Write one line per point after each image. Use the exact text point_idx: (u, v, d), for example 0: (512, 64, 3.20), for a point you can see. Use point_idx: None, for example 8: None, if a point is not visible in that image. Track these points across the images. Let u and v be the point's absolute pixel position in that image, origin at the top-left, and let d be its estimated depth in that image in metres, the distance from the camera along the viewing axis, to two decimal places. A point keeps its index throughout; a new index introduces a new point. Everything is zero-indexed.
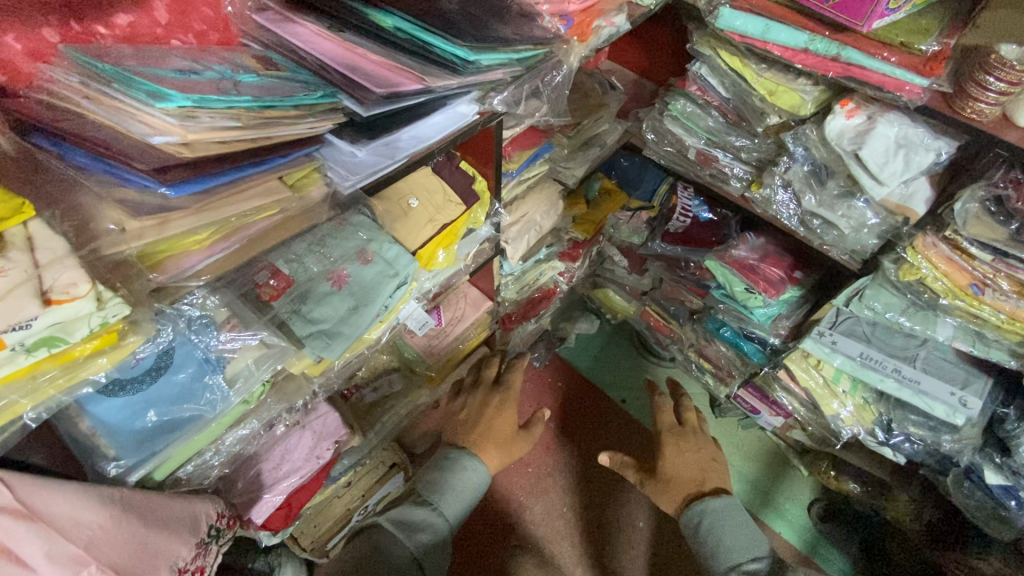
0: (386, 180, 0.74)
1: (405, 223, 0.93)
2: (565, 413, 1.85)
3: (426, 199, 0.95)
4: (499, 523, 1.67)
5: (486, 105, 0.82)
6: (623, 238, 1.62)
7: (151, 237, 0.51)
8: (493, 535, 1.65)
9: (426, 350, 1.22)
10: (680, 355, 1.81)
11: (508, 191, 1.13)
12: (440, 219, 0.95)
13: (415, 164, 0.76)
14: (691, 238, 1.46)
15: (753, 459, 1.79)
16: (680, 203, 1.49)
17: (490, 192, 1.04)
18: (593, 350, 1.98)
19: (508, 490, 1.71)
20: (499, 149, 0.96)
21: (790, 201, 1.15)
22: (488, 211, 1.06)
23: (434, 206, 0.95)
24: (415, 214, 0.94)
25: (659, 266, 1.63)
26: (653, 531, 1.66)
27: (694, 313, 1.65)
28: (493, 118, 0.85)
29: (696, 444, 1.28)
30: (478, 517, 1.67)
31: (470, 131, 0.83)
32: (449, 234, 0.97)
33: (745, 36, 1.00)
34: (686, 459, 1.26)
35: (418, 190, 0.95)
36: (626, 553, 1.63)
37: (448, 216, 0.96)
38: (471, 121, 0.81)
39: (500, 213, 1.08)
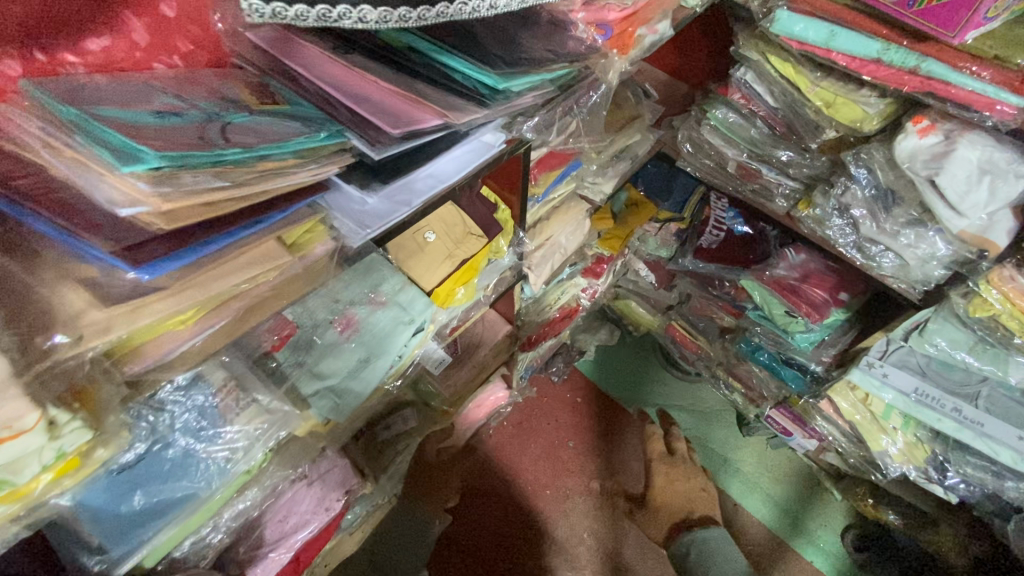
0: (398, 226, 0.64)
1: (421, 261, 0.83)
2: (584, 431, 1.76)
3: (443, 234, 0.86)
4: (506, 538, 1.59)
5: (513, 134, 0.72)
6: (650, 251, 1.52)
7: (121, 329, 0.42)
8: (500, 552, 1.57)
9: (443, 383, 1.16)
10: (707, 372, 1.72)
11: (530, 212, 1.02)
12: (459, 256, 0.85)
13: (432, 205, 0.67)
14: (725, 256, 1.35)
15: (783, 481, 1.71)
16: (714, 215, 1.38)
17: (514, 222, 0.94)
18: (613, 363, 1.89)
19: (519, 505, 1.64)
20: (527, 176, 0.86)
21: (845, 226, 1.04)
22: (511, 240, 0.96)
23: (453, 239, 0.86)
24: (433, 250, 0.84)
25: (689, 282, 1.51)
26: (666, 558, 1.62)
27: (725, 332, 1.56)
28: (520, 145, 0.75)
29: (685, 477, 1.62)
30: (483, 530, 1.59)
31: (495, 163, 0.73)
32: (469, 272, 0.88)
33: (805, 43, 0.88)
34: (676, 490, 1.61)
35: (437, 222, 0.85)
36: None
37: (468, 252, 0.86)
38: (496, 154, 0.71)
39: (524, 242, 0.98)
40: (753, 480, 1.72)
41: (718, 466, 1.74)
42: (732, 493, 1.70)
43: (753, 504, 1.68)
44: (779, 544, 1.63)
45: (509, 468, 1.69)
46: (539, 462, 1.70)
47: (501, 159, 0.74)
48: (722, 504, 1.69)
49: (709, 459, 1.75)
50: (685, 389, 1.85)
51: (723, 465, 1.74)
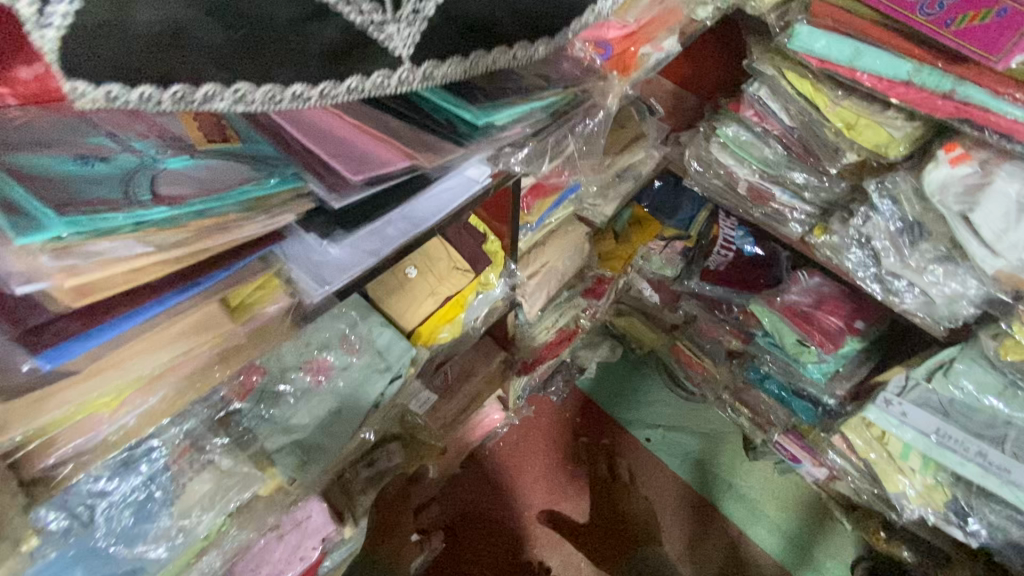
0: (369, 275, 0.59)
1: (402, 300, 0.77)
2: (582, 453, 1.70)
3: (428, 270, 0.79)
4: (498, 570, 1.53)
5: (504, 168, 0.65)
6: (655, 270, 1.44)
7: (23, 426, 0.38)
8: None
9: (431, 416, 1.09)
10: (713, 395, 1.65)
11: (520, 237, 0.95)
12: (443, 295, 0.79)
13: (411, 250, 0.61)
14: (733, 280, 1.29)
15: (790, 509, 1.65)
16: (721, 235, 1.31)
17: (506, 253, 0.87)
18: (614, 381, 1.82)
19: (513, 536, 1.57)
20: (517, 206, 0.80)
21: (865, 259, 0.96)
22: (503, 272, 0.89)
23: (437, 276, 0.78)
24: (416, 288, 0.77)
25: (695, 304, 1.44)
26: None
27: (732, 355, 1.48)
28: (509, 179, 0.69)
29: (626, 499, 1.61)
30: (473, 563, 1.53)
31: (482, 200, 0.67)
32: (454, 310, 0.81)
33: (826, 61, 0.80)
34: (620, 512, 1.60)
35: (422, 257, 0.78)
36: None
37: (451, 290, 0.79)
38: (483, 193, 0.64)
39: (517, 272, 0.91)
40: (758, 507, 1.65)
41: (722, 492, 1.67)
42: (736, 521, 1.64)
43: (759, 533, 1.62)
44: None
45: (503, 492, 1.62)
46: (536, 485, 1.64)
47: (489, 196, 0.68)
48: (726, 532, 1.62)
49: (713, 484, 1.68)
50: (689, 409, 1.78)
51: (727, 490, 1.67)
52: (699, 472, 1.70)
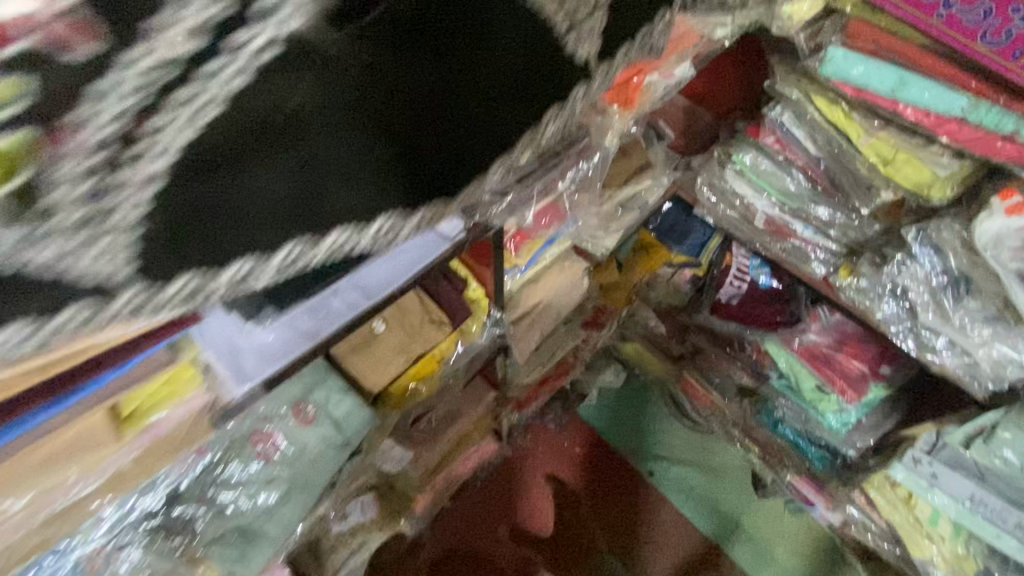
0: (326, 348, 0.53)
1: (367, 358, 0.67)
2: (580, 486, 1.60)
3: (396, 322, 0.68)
4: None
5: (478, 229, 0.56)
6: (661, 298, 1.34)
7: None
8: None
9: (412, 464, 1.00)
10: (721, 428, 1.54)
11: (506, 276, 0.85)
12: (414, 350, 0.68)
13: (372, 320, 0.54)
14: (747, 316, 1.18)
15: (800, 552, 1.55)
16: (734, 263, 1.20)
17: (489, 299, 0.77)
18: (616, 409, 1.72)
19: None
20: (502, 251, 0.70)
21: (898, 310, 0.86)
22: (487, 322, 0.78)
23: (407, 329, 0.68)
24: (381, 344, 0.67)
25: (703, 337, 1.31)
26: None
27: (743, 391, 1.37)
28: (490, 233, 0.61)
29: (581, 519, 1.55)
30: None
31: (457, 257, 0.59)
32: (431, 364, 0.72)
33: (863, 90, 0.69)
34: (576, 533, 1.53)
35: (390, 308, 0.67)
36: None
37: (424, 344, 0.69)
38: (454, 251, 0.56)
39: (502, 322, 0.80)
40: (767, 549, 1.55)
41: (728, 532, 1.57)
42: (742, 564, 1.54)
43: None
44: None
45: (496, 527, 1.54)
46: (531, 519, 1.55)
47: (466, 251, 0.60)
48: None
49: (719, 523, 1.58)
50: (695, 441, 1.68)
51: (734, 529, 1.58)
52: (705, 509, 1.60)
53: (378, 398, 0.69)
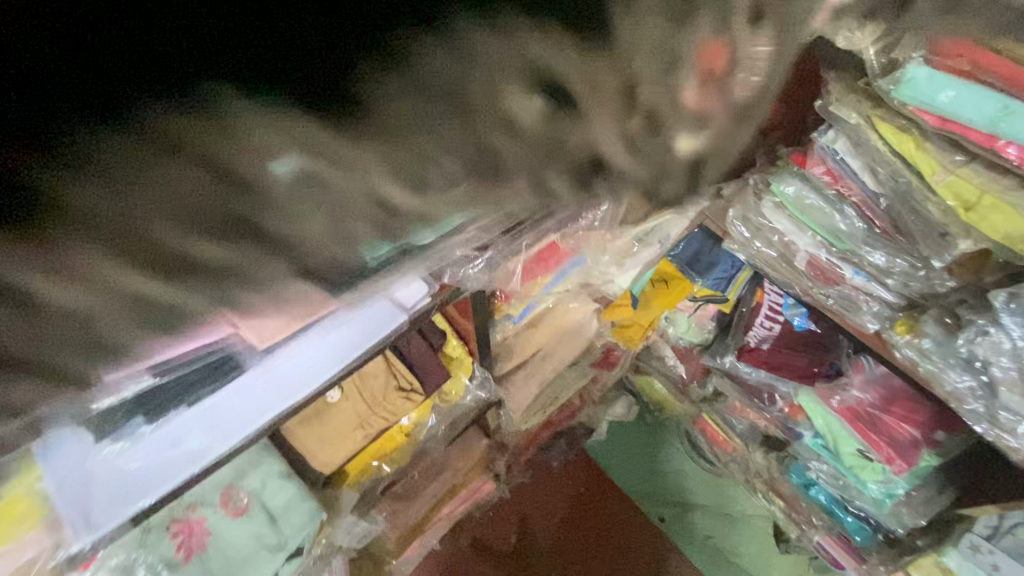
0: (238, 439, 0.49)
1: (320, 431, 0.58)
2: (582, 531, 1.48)
3: (356, 391, 0.58)
4: None
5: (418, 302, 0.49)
6: (679, 337, 1.19)
7: None
8: None
9: (388, 524, 0.88)
10: (741, 476, 1.40)
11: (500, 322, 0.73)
12: (370, 427, 0.59)
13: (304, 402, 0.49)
14: (779, 363, 1.03)
15: None
16: (765, 302, 1.07)
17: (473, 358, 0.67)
18: (626, 445, 1.58)
19: None
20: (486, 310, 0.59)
21: (975, 386, 0.71)
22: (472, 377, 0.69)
23: (369, 398, 0.59)
24: (337, 417, 0.58)
25: (725, 382, 1.15)
26: None
27: (768, 441, 1.23)
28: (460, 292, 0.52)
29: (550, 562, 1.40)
30: None
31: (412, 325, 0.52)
32: (389, 442, 0.65)
33: (945, 118, 0.59)
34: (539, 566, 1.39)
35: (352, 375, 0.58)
36: None
37: (383, 420, 0.60)
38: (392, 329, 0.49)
39: (487, 379, 0.71)
40: None
41: None
42: None
43: None
44: None
45: (491, 574, 1.41)
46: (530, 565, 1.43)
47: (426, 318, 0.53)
48: None
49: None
50: (711, 484, 1.53)
51: None
52: (720, 562, 1.46)
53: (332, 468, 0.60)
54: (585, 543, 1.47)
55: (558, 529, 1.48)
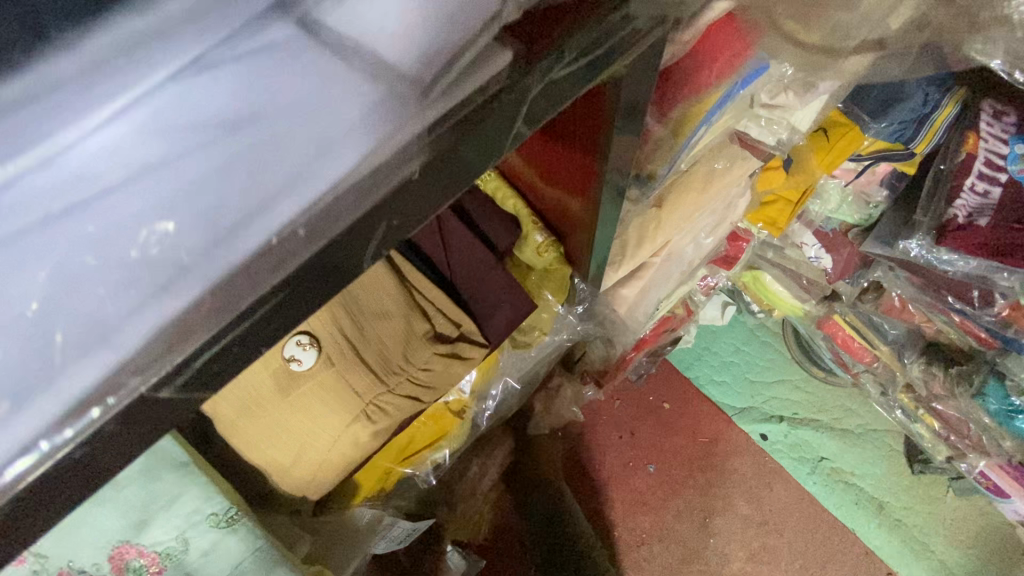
0: (119, 461, 0.22)
1: (293, 429, 0.39)
2: (671, 451, 1.24)
3: (348, 355, 0.39)
4: None
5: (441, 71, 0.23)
6: (827, 214, 0.87)
7: None
8: None
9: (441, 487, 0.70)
10: (877, 392, 1.10)
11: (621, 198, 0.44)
12: (378, 417, 0.40)
13: (224, 321, 0.22)
14: (1009, 246, 0.66)
15: (965, 543, 1.17)
16: (980, 154, 0.70)
17: (569, 266, 0.51)
18: (721, 353, 1.29)
19: None
20: (626, 117, 0.33)
21: None
22: (562, 284, 0.52)
23: (377, 366, 0.39)
24: (316, 399, 0.39)
25: (899, 274, 0.81)
26: None
27: (936, 347, 0.93)
28: (563, 102, 0.28)
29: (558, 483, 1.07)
30: None
31: (481, 160, 0.26)
32: (424, 438, 0.49)
33: None
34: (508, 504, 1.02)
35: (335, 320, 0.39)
36: None
37: (407, 397, 0.40)
38: (399, 132, 0.23)
39: (584, 289, 0.53)
40: (920, 541, 1.17)
41: (867, 515, 1.19)
42: (884, 556, 1.17)
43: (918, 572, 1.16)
44: None
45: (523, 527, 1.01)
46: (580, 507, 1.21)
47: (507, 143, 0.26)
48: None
49: (856, 505, 1.20)
50: (826, 397, 1.25)
51: (876, 513, 1.19)
52: (836, 485, 1.21)
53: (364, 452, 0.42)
54: (673, 469, 1.23)
55: (641, 453, 1.24)
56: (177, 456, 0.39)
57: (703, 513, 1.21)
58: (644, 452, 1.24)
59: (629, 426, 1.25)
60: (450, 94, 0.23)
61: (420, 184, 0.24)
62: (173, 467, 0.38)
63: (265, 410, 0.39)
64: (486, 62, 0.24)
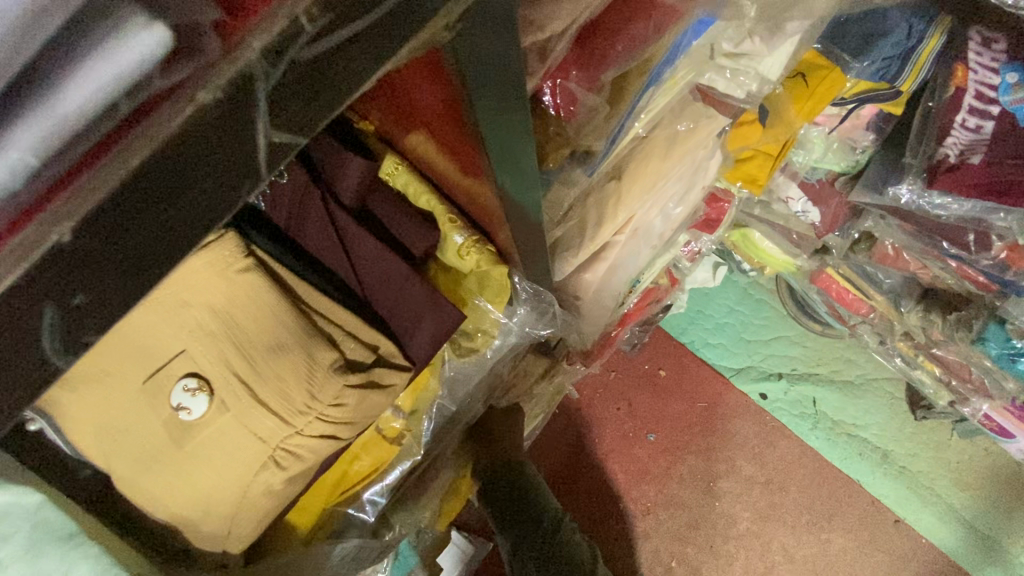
0: None
1: (193, 480, 0.37)
2: (670, 419, 1.22)
3: (243, 397, 0.35)
4: None
5: (14, 65, 0.15)
6: (809, 164, 0.83)
7: None
8: None
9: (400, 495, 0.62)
10: (874, 342, 1.07)
11: (556, 178, 0.40)
12: (290, 461, 0.37)
13: None
14: (1005, 183, 0.62)
15: (971, 484, 1.16)
16: (971, 86, 0.65)
17: (504, 265, 0.45)
18: (715, 314, 1.26)
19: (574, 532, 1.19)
20: (489, 88, 0.28)
21: None
22: (499, 291, 0.46)
23: (281, 409, 0.36)
24: (216, 447, 0.36)
25: (890, 222, 0.77)
26: None
27: (930, 293, 0.89)
28: (341, 99, 0.21)
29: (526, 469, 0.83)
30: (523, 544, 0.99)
31: (211, 198, 0.19)
32: (360, 468, 0.48)
33: None
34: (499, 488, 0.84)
35: (222, 361, 0.35)
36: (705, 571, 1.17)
37: (320, 437, 0.37)
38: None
39: (524, 290, 0.48)
40: (925, 485, 1.17)
41: (872, 465, 1.18)
42: (890, 504, 1.16)
43: (925, 517, 1.15)
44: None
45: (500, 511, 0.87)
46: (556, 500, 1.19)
47: (251, 166, 0.20)
48: (875, 524, 1.16)
49: (860, 456, 1.18)
50: (824, 350, 1.23)
51: (880, 462, 1.18)
52: (838, 437, 1.19)
53: (292, 487, 0.39)
54: (673, 437, 1.21)
55: (640, 424, 1.22)
56: (63, 528, 0.32)
57: (707, 478, 1.19)
58: (643, 422, 1.22)
59: (626, 397, 1.22)
60: (60, 101, 0.16)
61: (104, 251, 0.17)
62: (59, 540, 0.32)
63: (159, 459, 0.36)
64: (122, 38, 0.15)
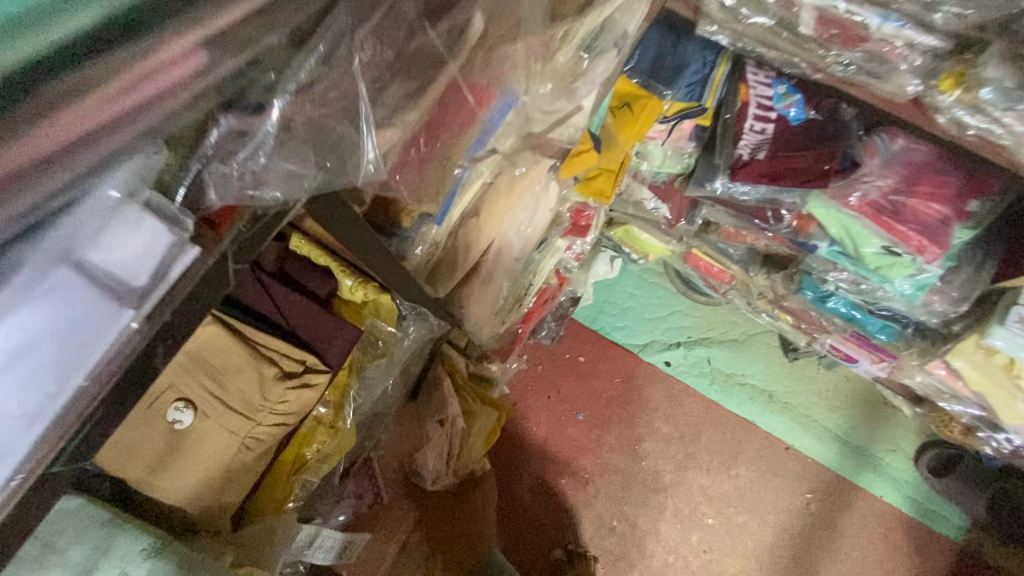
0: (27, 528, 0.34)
1: (189, 476, 0.48)
2: (594, 397, 1.39)
3: (217, 406, 0.48)
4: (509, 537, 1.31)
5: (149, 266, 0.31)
6: (654, 169, 1.02)
7: None
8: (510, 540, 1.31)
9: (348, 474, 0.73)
10: (742, 302, 1.30)
11: (415, 233, 0.58)
12: (256, 445, 0.50)
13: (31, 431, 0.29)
14: (782, 171, 0.83)
15: (839, 406, 1.41)
16: (752, 100, 0.85)
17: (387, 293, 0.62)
18: (618, 301, 1.44)
19: (527, 513, 1.32)
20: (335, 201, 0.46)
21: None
22: (388, 308, 0.63)
23: (242, 407, 0.49)
24: (204, 448, 0.48)
25: (720, 209, 0.98)
26: (705, 533, 1.34)
27: (769, 258, 1.11)
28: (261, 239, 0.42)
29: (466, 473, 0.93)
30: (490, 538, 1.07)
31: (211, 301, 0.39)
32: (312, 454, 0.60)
33: None
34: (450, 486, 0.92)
35: (199, 384, 0.47)
36: (643, 523, 1.34)
37: (275, 425, 0.51)
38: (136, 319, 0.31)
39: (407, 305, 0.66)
40: (805, 415, 1.40)
41: (762, 405, 1.40)
42: (780, 435, 1.39)
43: (808, 440, 1.39)
44: (842, 482, 1.37)
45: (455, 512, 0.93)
46: None
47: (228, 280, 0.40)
48: (772, 453, 1.38)
49: (752, 399, 1.41)
50: (711, 317, 1.44)
51: (768, 402, 1.41)
52: (733, 388, 1.41)
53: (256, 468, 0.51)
54: (599, 412, 1.38)
55: (569, 406, 1.38)
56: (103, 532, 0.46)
57: (633, 442, 1.37)
58: (571, 404, 1.38)
59: (553, 386, 1.38)
60: (169, 273, 0.32)
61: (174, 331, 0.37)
62: None
63: (159, 466, 0.47)
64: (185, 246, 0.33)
